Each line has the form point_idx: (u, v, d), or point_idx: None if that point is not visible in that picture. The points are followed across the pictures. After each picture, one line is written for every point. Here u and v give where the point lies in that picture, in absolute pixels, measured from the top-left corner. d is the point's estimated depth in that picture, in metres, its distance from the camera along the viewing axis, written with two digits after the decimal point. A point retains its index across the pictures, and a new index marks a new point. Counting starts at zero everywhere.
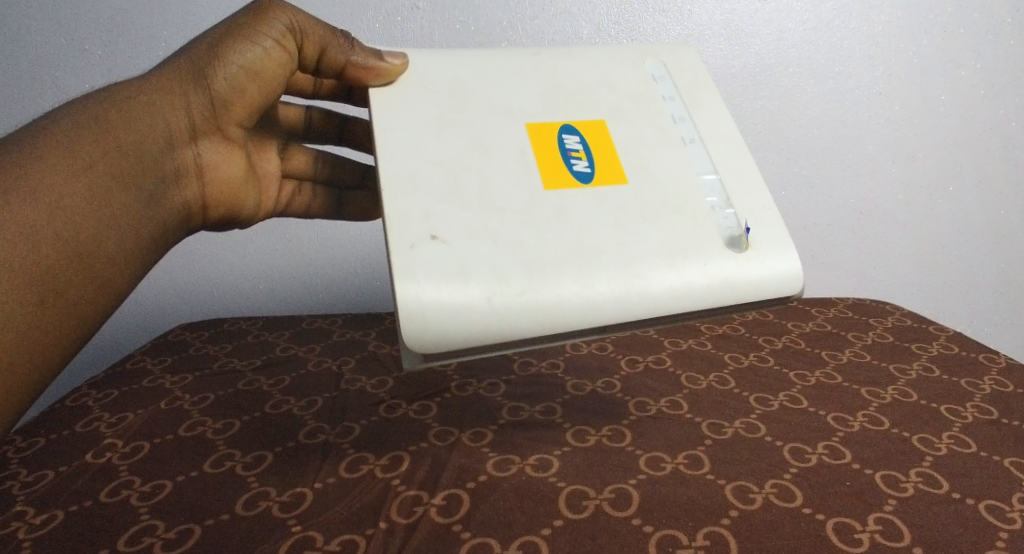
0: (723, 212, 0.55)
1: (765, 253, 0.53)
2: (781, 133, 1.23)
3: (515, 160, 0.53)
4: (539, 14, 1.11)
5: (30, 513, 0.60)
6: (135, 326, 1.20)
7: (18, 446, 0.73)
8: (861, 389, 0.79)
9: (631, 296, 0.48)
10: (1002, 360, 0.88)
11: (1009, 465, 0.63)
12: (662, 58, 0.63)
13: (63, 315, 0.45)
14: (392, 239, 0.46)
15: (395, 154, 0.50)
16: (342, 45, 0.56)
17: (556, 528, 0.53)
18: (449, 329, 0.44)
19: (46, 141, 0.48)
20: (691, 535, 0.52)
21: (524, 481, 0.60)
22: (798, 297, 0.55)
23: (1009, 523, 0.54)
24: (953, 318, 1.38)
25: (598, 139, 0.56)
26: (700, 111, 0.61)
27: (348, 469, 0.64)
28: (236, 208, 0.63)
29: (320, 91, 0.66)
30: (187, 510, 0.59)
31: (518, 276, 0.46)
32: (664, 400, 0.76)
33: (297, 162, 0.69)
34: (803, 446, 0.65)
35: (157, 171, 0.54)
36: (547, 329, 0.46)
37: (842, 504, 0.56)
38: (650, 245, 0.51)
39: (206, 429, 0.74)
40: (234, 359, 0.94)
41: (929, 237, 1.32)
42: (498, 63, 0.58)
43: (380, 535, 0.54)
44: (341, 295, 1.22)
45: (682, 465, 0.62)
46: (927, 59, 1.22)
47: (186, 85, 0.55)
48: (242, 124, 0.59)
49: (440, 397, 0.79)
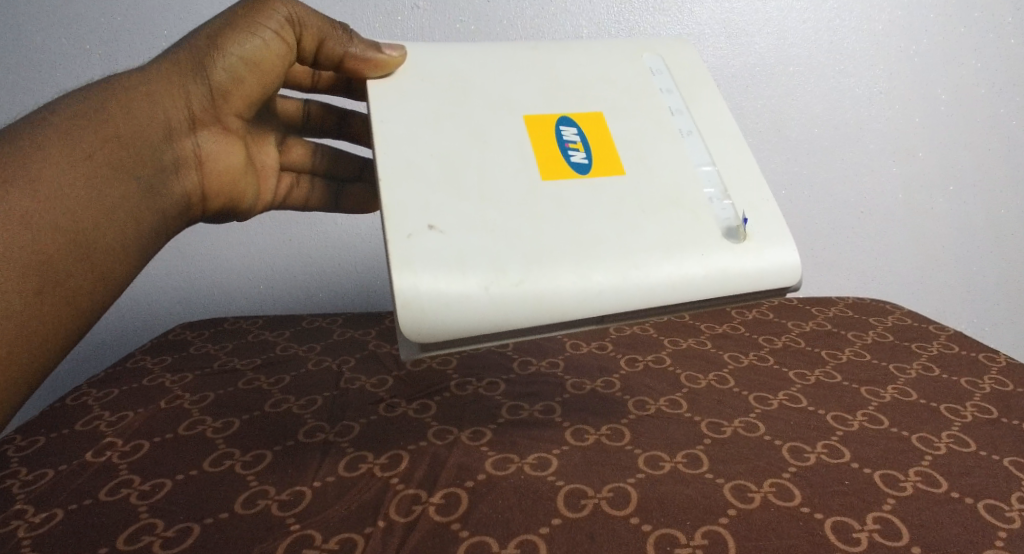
0: (720, 203, 0.55)
1: (763, 244, 0.53)
2: (782, 132, 1.24)
3: (512, 151, 0.53)
4: (539, 13, 1.11)
5: (30, 512, 0.60)
6: (135, 325, 1.20)
7: (18, 445, 0.72)
8: (861, 388, 0.79)
9: (629, 286, 0.48)
10: (1002, 360, 0.88)
11: (1009, 465, 0.63)
12: (660, 53, 0.63)
13: (61, 304, 0.45)
14: (390, 229, 0.46)
15: (393, 145, 0.50)
16: (341, 37, 0.57)
17: (554, 527, 0.53)
18: (447, 319, 0.44)
19: (45, 131, 0.48)
20: (689, 534, 0.52)
21: (522, 480, 0.60)
22: (796, 289, 0.55)
23: (1009, 523, 0.54)
24: (953, 318, 1.38)
25: (596, 131, 0.56)
26: (699, 104, 0.61)
27: (347, 468, 0.64)
28: (236, 200, 0.63)
29: (319, 83, 0.66)
30: (187, 509, 0.58)
31: (515, 266, 0.46)
32: (663, 399, 0.76)
33: (295, 155, 0.70)
34: (803, 445, 0.65)
35: (156, 161, 0.54)
36: (544, 318, 0.46)
37: (841, 504, 0.56)
38: (648, 236, 0.51)
39: (206, 428, 0.74)
40: (234, 359, 0.94)
41: (929, 236, 1.32)
42: (496, 57, 0.59)
43: (379, 534, 0.53)
44: (341, 294, 1.22)
45: (681, 464, 0.62)
46: (928, 58, 1.22)
47: (185, 76, 0.55)
48: (241, 115, 0.60)
49: (439, 396, 0.79)
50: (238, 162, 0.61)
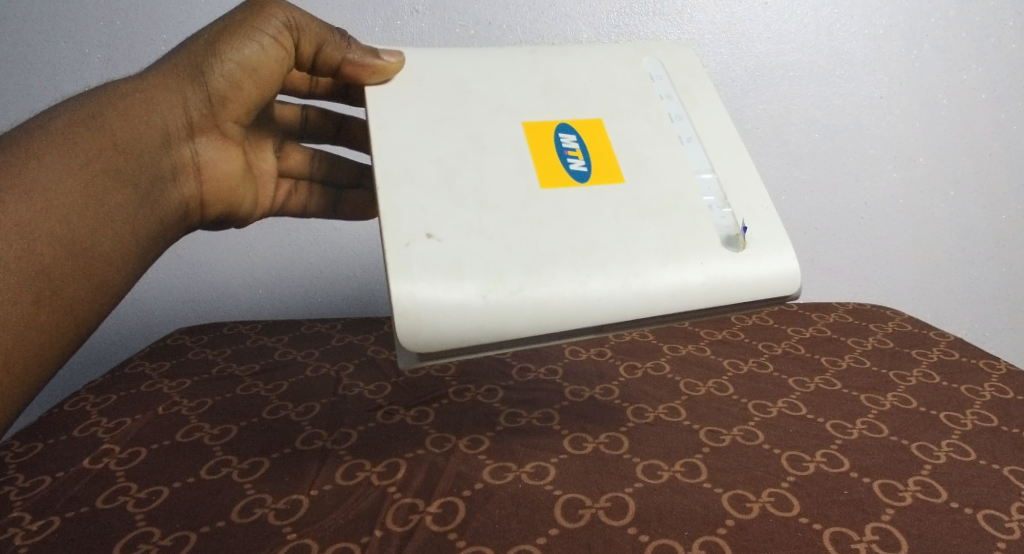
0: (720, 211, 0.54)
1: (762, 252, 0.53)
2: (781, 137, 1.23)
3: (511, 158, 0.52)
4: (540, 17, 1.11)
5: (26, 519, 0.59)
6: (136, 330, 1.20)
7: (16, 451, 0.72)
8: (860, 396, 0.79)
9: (630, 295, 0.48)
10: (1002, 367, 0.87)
11: (1009, 474, 0.62)
12: (659, 57, 0.63)
13: (59, 315, 0.45)
14: (387, 236, 0.45)
15: (392, 152, 0.50)
16: (338, 43, 0.56)
17: (552, 537, 0.53)
18: (444, 326, 0.43)
19: (41, 139, 0.47)
20: (686, 544, 0.51)
21: (520, 489, 0.59)
22: (795, 297, 0.54)
23: (1008, 533, 0.54)
24: (953, 323, 1.38)
25: (595, 139, 0.56)
26: (698, 110, 0.60)
27: (345, 476, 0.63)
28: (234, 205, 0.63)
29: (317, 90, 0.66)
30: (183, 517, 0.58)
31: (513, 273, 0.46)
32: (663, 406, 0.76)
33: (293, 160, 0.69)
34: (802, 453, 0.65)
35: (154, 168, 0.53)
36: (542, 327, 0.46)
37: (840, 514, 0.55)
38: (648, 244, 0.50)
39: (204, 434, 0.73)
40: (233, 364, 0.94)
41: (930, 242, 1.32)
42: (495, 62, 0.58)
43: (376, 544, 0.53)
44: (340, 298, 1.21)
45: (680, 473, 0.61)
46: (928, 63, 1.22)
47: (184, 82, 0.54)
48: (239, 122, 0.59)
49: (438, 403, 0.78)
50: (237, 168, 0.61)
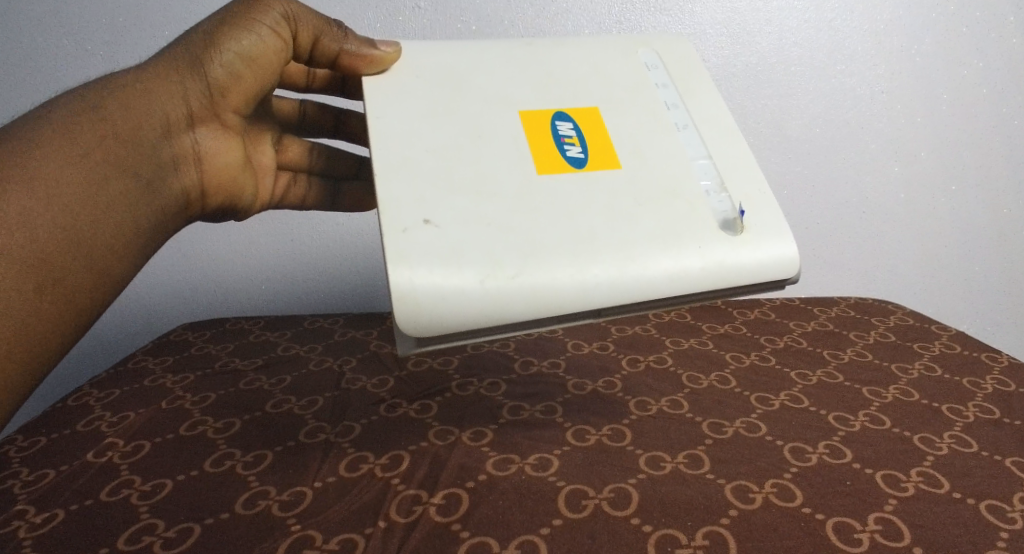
0: (717, 197, 0.55)
1: (760, 236, 0.53)
2: (782, 132, 1.24)
3: (509, 147, 0.53)
4: (541, 13, 1.12)
5: (30, 512, 0.60)
6: (138, 326, 1.21)
7: (19, 445, 0.72)
8: (862, 388, 0.79)
9: (627, 279, 0.48)
10: (1004, 360, 0.87)
11: (1011, 465, 0.62)
12: (656, 48, 0.63)
13: (62, 303, 0.45)
14: (386, 223, 0.46)
15: (391, 140, 0.50)
16: (335, 34, 0.57)
17: (555, 528, 0.53)
18: (443, 312, 0.44)
19: (41, 129, 0.48)
20: (690, 534, 0.52)
21: (523, 481, 0.59)
22: (794, 281, 0.54)
23: (1010, 523, 0.54)
24: (955, 317, 1.38)
25: (592, 126, 0.56)
26: (694, 98, 0.60)
27: (348, 469, 0.63)
28: (235, 196, 0.63)
29: (314, 83, 0.67)
30: (187, 510, 0.58)
31: (511, 259, 0.46)
32: (665, 399, 0.76)
33: (292, 153, 0.70)
34: (804, 445, 0.65)
35: (153, 159, 0.54)
36: (539, 312, 0.46)
37: (842, 504, 0.55)
38: (645, 228, 0.51)
39: (207, 428, 0.74)
40: (235, 359, 0.94)
41: (931, 236, 1.32)
42: (492, 53, 0.59)
43: (379, 535, 0.53)
44: (341, 294, 1.22)
45: (682, 464, 0.61)
46: (929, 58, 1.22)
47: (183, 73, 0.55)
48: (238, 112, 0.60)
49: (440, 396, 0.79)
50: (237, 159, 0.61)
